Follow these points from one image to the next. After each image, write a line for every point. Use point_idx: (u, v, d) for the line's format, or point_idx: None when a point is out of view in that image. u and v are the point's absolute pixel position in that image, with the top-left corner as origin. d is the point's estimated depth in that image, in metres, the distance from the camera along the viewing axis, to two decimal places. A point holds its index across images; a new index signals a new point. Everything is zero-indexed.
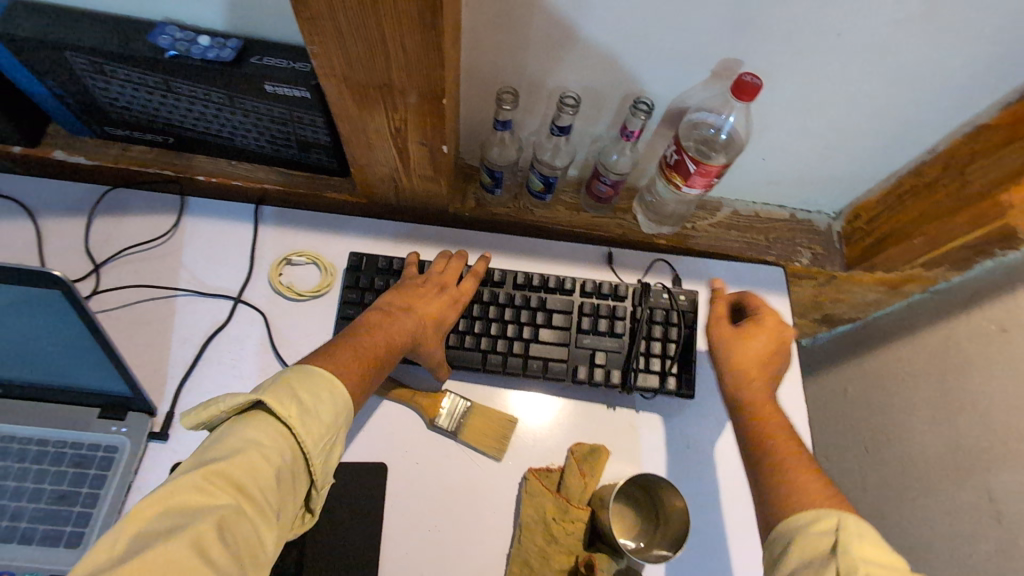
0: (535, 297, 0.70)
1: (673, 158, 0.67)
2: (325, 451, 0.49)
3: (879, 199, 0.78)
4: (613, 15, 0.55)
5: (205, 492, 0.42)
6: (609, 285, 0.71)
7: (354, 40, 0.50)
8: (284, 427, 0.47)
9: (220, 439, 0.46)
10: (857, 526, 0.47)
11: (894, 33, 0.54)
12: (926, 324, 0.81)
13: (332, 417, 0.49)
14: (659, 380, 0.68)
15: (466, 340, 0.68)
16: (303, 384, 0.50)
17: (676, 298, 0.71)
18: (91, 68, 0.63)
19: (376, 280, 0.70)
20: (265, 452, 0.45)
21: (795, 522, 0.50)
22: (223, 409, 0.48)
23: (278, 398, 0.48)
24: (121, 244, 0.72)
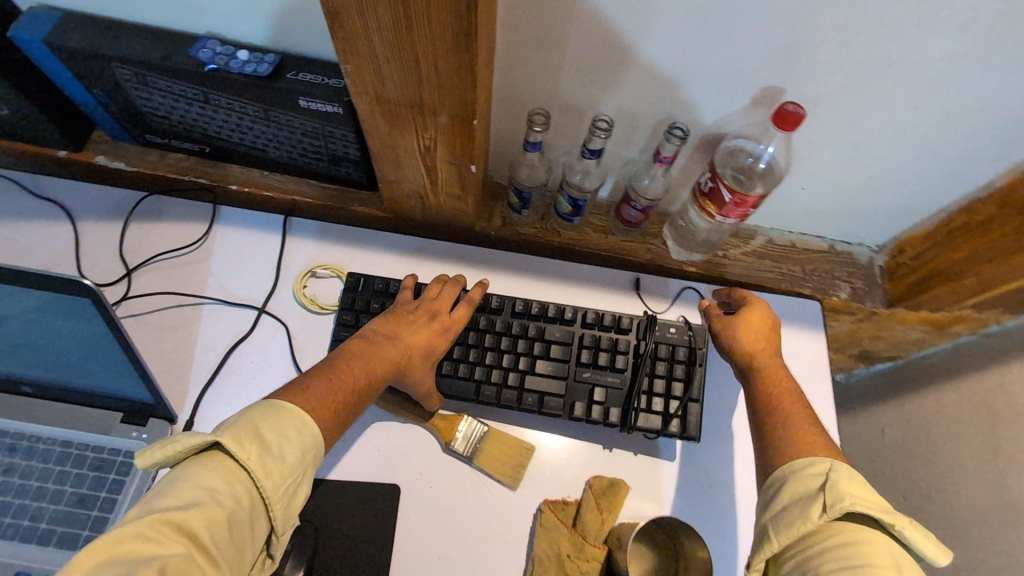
0: (533, 327, 0.69)
1: (707, 185, 0.65)
2: (288, 496, 0.46)
3: (926, 235, 0.73)
4: (653, 39, 0.53)
5: (156, 542, 0.39)
6: (611, 317, 0.69)
7: (386, 59, 0.49)
8: (243, 470, 0.44)
9: (173, 484, 0.42)
10: (847, 469, 0.48)
11: (952, 64, 0.51)
12: (976, 369, 0.76)
13: (299, 458, 0.46)
14: (662, 422, 0.65)
15: (460, 368, 0.67)
16: (267, 422, 0.46)
17: (681, 332, 0.69)
18: (134, 79, 0.64)
19: (371, 303, 0.69)
20: (221, 498, 0.42)
21: (791, 466, 0.50)
22: (177, 449, 0.44)
23: (237, 439, 0.44)
24: (153, 250, 0.74)
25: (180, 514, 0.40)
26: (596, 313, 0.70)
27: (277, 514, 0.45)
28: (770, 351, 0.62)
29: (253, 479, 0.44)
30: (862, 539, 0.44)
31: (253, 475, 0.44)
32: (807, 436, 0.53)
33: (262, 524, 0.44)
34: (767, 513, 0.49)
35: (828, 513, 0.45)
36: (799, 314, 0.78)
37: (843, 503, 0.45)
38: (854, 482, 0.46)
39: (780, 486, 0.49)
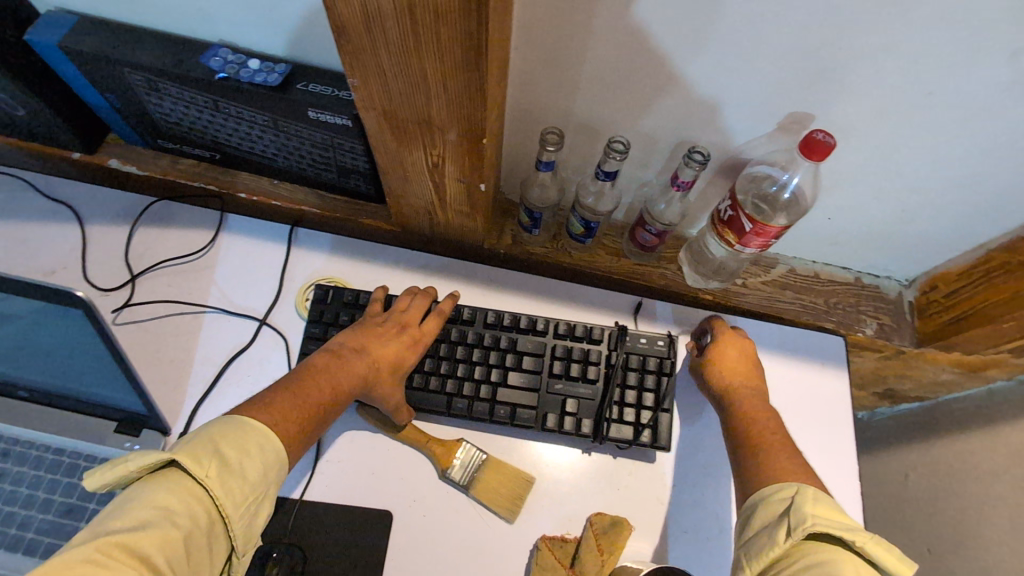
0: (506, 339, 0.66)
1: (727, 213, 0.62)
2: (248, 513, 0.45)
3: (961, 271, 0.69)
4: (675, 61, 0.51)
5: (105, 565, 0.37)
6: (583, 327, 0.67)
7: (393, 75, 0.48)
8: (201, 488, 0.43)
9: (130, 505, 0.41)
10: (814, 491, 0.47)
11: (998, 95, 0.48)
12: (1012, 416, 0.72)
13: (260, 473, 0.46)
14: (633, 432, 0.64)
15: (431, 381, 0.65)
16: (225, 438, 0.46)
17: (653, 343, 0.67)
18: (146, 86, 0.64)
19: (341, 315, 0.68)
20: (179, 517, 0.41)
21: (761, 492, 0.50)
22: (127, 470, 0.43)
23: (194, 456, 0.44)
24: (159, 256, 0.73)
25: (137, 536, 0.39)
26: (568, 323, 0.68)
27: (236, 532, 0.45)
28: (745, 382, 0.63)
29: (212, 496, 0.43)
30: (826, 558, 0.43)
31: (212, 491, 0.43)
32: (776, 456, 0.54)
33: (221, 543, 0.44)
34: (741, 540, 0.49)
35: (791, 536, 0.45)
36: (820, 351, 0.73)
37: (804, 525, 0.45)
38: (819, 504, 0.46)
39: (752, 512, 0.50)
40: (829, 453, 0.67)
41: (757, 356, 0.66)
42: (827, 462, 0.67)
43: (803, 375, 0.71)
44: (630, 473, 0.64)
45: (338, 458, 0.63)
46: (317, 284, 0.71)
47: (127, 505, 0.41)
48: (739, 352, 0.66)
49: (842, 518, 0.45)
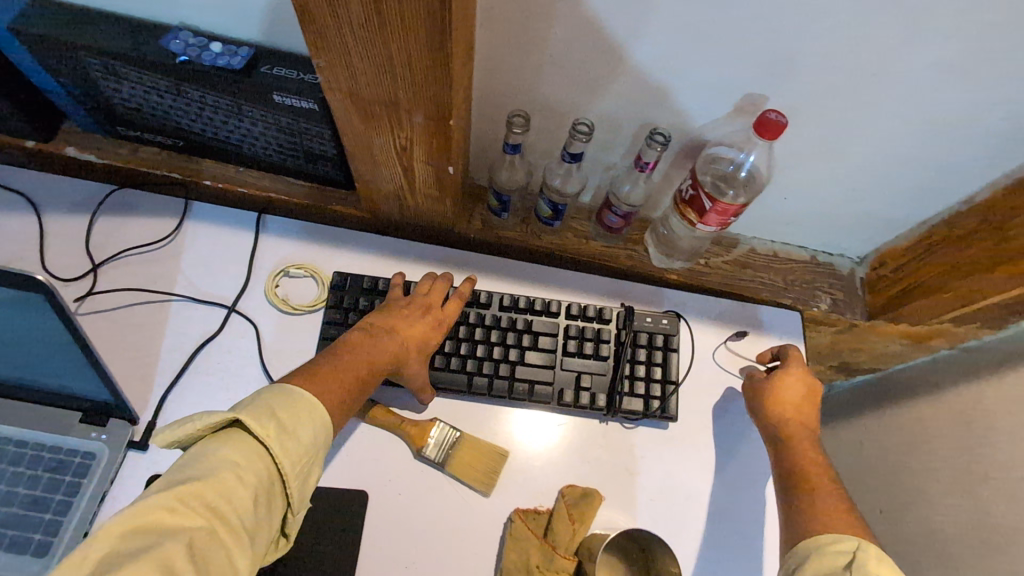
0: (522, 321, 0.68)
1: (688, 193, 0.64)
2: (303, 474, 0.46)
3: (909, 246, 0.73)
4: (635, 44, 0.53)
5: (178, 513, 0.39)
6: (594, 308, 0.70)
7: (359, 57, 0.48)
8: (259, 447, 0.45)
9: (195, 458, 0.43)
10: (877, 550, 0.49)
11: (934, 75, 0.51)
12: (954, 383, 0.77)
13: (312, 439, 0.47)
14: (643, 404, 0.67)
15: (452, 362, 0.66)
16: (281, 404, 0.47)
17: (658, 321, 0.70)
18: (103, 70, 0.62)
19: (359, 300, 0.68)
20: (242, 473, 0.43)
21: (818, 539, 0.52)
22: (195, 428, 0.45)
23: (255, 416, 0.45)
24: (121, 245, 0.72)
25: (205, 486, 0.41)
26: (580, 305, 0.70)
27: (292, 492, 0.46)
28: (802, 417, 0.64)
29: (270, 454, 0.45)
30: None
31: (270, 451, 0.44)
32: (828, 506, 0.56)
33: (278, 502, 0.45)
34: None
35: None
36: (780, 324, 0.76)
37: None
38: (884, 565, 0.48)
39: (806, 557, 0.52)
40: None
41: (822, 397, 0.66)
42: None
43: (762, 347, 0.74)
44: (601, 447, 0.66)
45: None
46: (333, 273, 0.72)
47: (194, 459, 0.43)
48: (806, 388, 0.66)
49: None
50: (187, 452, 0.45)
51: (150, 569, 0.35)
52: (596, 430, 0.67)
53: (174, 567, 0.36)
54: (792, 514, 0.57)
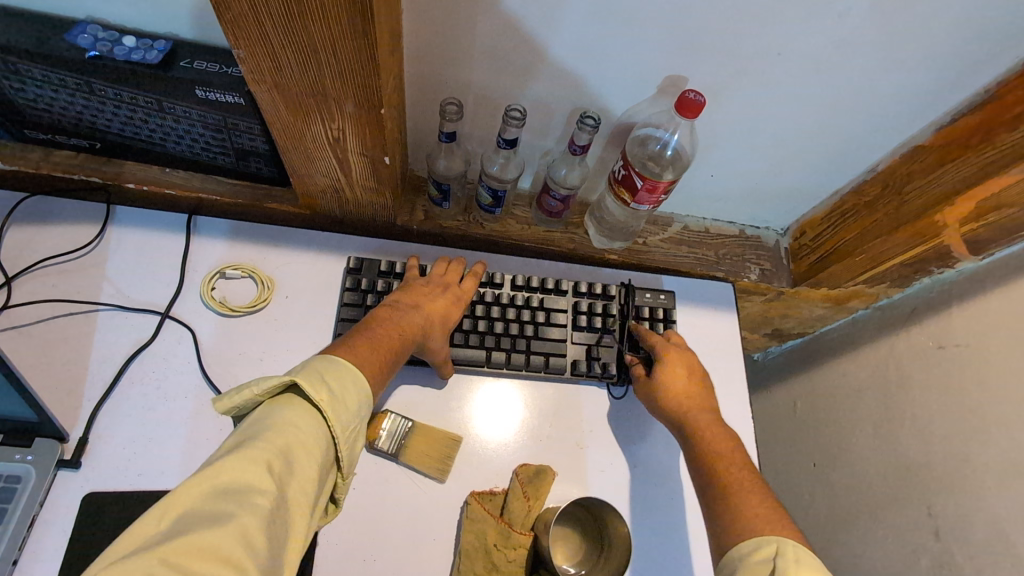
0: (535, 298, 0.71)
1: (620, 173, 0.66)
2: (352, 439, 0.48)
3: (824, 215, 0.79)
4: (559, 29, 0.55)
5: (249, 476, 0.40)
6: (600, 285, 0.73)
7: (282, 47, 0.47)
8: (315, 411, 0.46)
9: (258, 420, 0.45)
10: (793, 551, 0.48)
11: (832, 53, 0.55)
12: (871, 339, 0.84)
13: (360, 406, 0.49)
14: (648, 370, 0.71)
15: (471, 338, 0.68)
16: (331, 370, 0.49)
17: (657, 296, 0.75)
18: (3, 68, 0.58)
19: (377, 282, 0.69)
20: (305, 437, 0.44)
21: (739, 549, 0.50)
22: (253, 393, 0.47)
23: (309, 380, 0.47)
24: (37, 255, 0.67)
25: (274, 452, 0.42)
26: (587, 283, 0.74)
27: (343, 458, 0.47)
28: (694, 399, 0.65)
29: (325, 419, 0.46)
30: None
31: (325, 416, 0.46)
32: (747, 498, 0.55)
33: (330, 470, 0.46)
34: None
35: None
36: (712, 296, 0.80)
37: None
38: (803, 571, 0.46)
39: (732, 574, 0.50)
40: (723, 385, 0.75)
41: (702, 369, 0.69)
42: (724, 397, 0.74)
43: (699, 319, 0.79)
44: (553, 424, 0.68)
45: None
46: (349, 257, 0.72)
47: (258, 422, 0.44)
48: (688, 368, 0.68)
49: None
50: (247, 417, 0.47)
51: (229, 538, 0.36)
52: (547, 408, 0.69)
53: (251, 537, 0.37)
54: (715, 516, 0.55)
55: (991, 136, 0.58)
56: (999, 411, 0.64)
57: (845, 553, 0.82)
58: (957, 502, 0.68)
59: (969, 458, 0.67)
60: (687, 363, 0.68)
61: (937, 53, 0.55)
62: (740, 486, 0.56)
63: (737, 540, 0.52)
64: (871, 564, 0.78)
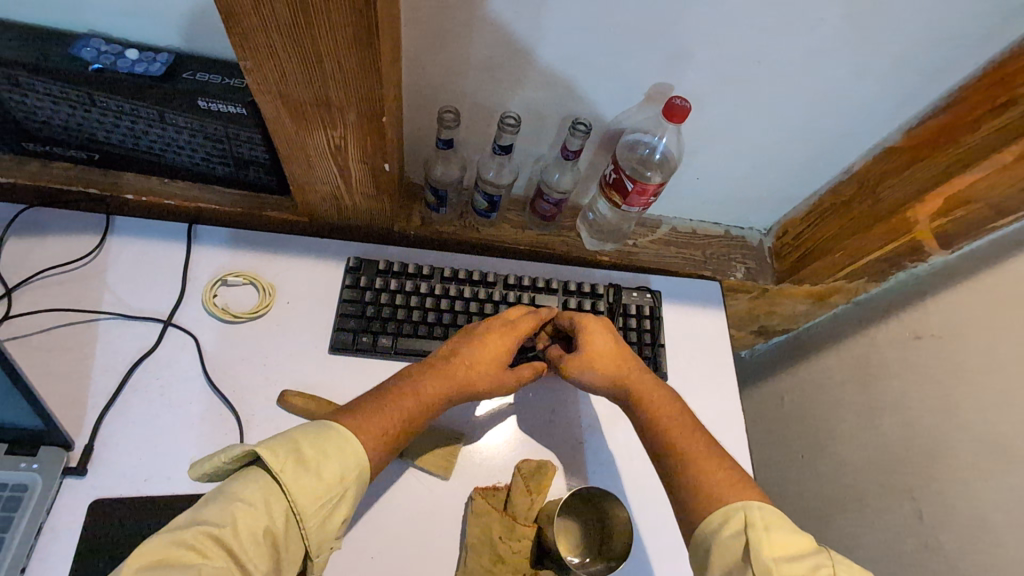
0: (527, 296, 0.74)
1: (611, 177, 0.69)
2: (321, 512, 0.48)
3: (804, 215, 0.83)
4: (551, 39, 0.58)
5: (196, 551, 0.41)
6: (589, 284, 0.76)
7: (288, 58, 0.49)
8: (278, 483, 0.47)
9: (220, 490, 0.46)
10: (760, 518, 0.50)
11: (809, 61, 0.59)
12: (852, 333, 0.87)
13: (339, 476, 0.49)
14: None
15: None
16: (307, 438, 0.49)
17: (642, 295, 0.78)
18: (5, 82, 0.59)
19: (376, 280, 0.71)
20: (261, 510, 0.45)
21: (709, 524, 0.51)
22: (223, 462, 0.48)
23: (274, 449, 0.48)
24: (37, 267, 0.67)
25: (222, 527, 0.43)
26: (576, 282, 0.76)
27: (309, 531, 0.47)
28: (620, 363, 0.64)
29: (286, 492, 0.46)
30: None
31: (286, 490, 0.46)
32: (701, 458, 0.56)
33: (295, 541, 0.47)
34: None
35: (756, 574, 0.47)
36: (701, 294, 0.83)
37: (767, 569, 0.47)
38: (773, 540, 0.49)
39: (707, 552, 0.51)
40: (713, 380, 0.78)
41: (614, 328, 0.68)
42: (714, 390, 0.77)
43: (689, 316, 0.81)
44: (552, 420, 0.70)
45: None
46: (348, 258, 0.74)
47: (217, 491, 0.46)
48: (608, 334, 0.66)
49: (793, 549, 0.48)
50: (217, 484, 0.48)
51: None
52: (546, 405, 0.71)
53: None
54: (672, 485, 0.56)
55: (951, 137, 0.62)
56: (975, 397, 0.68)
57: (836, 539, 0.85)
58: (939, 483, 0.71)
59: (948, 442, 0.71)
60: (605, 329, 0.66)
61: (903, 59, 0.59)
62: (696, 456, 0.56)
63: (705, 514, 0.52)
64: (862, 549, 0.81)
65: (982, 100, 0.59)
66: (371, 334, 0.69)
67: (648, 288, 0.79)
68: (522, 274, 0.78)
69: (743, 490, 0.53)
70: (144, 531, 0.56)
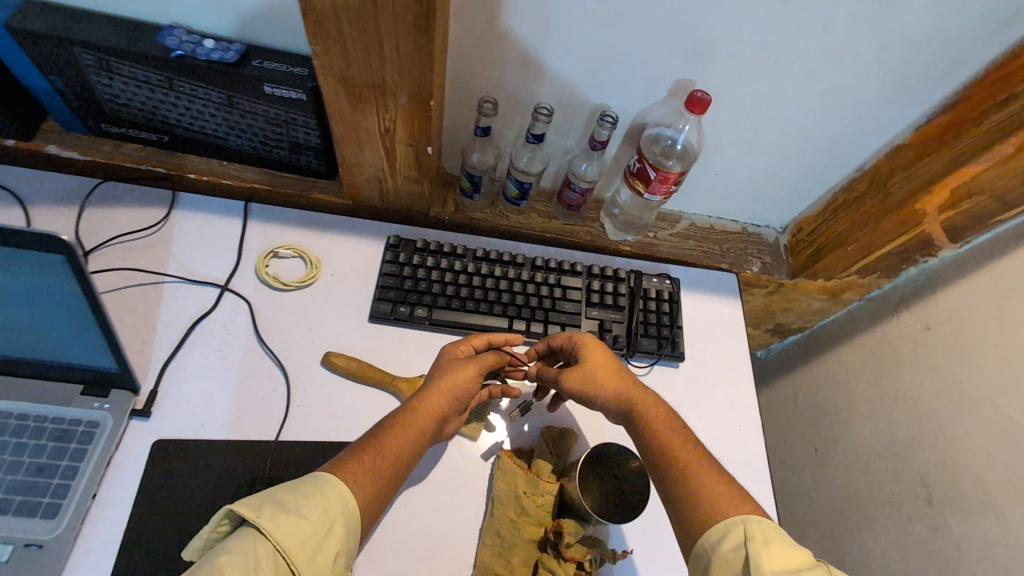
0: (553, 276, 0.79)
1: (635, 166, 0.74)
2: (313, 550, 0.47)
3: (818, 213, 0.87)
4: (585, 36, 0.63)
5: None
6: (611, 268, 0.81)
7: (353, 43, 0.56)
8: (259, 530, 0.47)
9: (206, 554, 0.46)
10: (759, 532, 0.49)
11: (823, 60, 0.64)
12: (865, 328, 0.90)
13: (321, 512, 0.49)
14: (657, 345, 0.78)
15: (494, 307, 0.75)
16: (277, 489, 0.50)
17: (662, 281, 0.82)
18: (96, 65, 0.67)
19: (414, 257, 0.76)
20: (246, 556, 0.45)
21: (708, 539, 0.50)
22: (206, 533, 0.48)
23: (246, 502, 0.48)
24: (110, 234, 0.74)
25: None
26: (599, 266, 0.81)
27: (303, 567, 0.46)
28: (616, 380, 0.63)
29: (267, 534, 0.46)
30: None
31: (266, 531, 0.46)
32: (703, 478, 0.54)
33: None
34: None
35: None
36: (718, 284, 0.87)
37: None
38: (773, 551, 0.48)
39: (707, 567, 0.50)
40: (729, 364, 0.81)
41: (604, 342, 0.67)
42: (730, 374, 0.81)
43: (706, 304, 0.85)
44: None
45: (309, 401, 0.68)
46: (388, 237, 0.80)
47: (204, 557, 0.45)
48: (603, 351, 0.65)
49: (793, 561, 0.48)
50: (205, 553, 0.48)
51: None
52: None
53: None
54: (672, 505, 0.55)
55: (960, 132, 0.66)
56: (983, 383, 0.71)
57: (850, 528, 0.87)
58: (954, 468, 0.73)
59: (959, 427, 0.73)
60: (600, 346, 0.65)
61: (912, 60, 0.63)
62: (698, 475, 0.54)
63: (701, 530, 0.51)
64: (875, 534, 0.83)
65: (987, 96, 0.63)
66: (408, 305, 0.74)
67: (667, 275, 0.84)
68: (548, 257, 0.83)
69: (736, 502, 0.52)
70: (202, 469, 0.61)
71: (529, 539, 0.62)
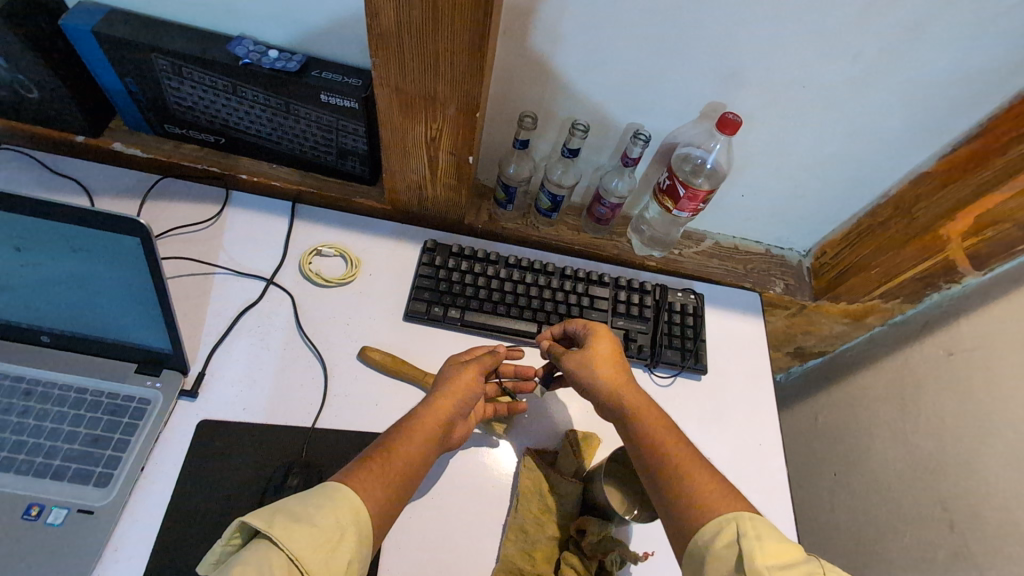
0: (581, 286, 0.81)
1: (666, 183, 0.77)
2: (325, 559, 0.47)
3: (841, 237, 0.89)
4: (624, 58, 0.67)
5: None
6: (637, 281, 0.83)
7: (410, 55, 0.60)
8: (271, 540, 0.47)
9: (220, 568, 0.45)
10: (751, 529, 0.50)
11: (852, 88, 0.67)
12: (887, 353, 0.91)
13: (333, 520, 0.49)
14: (681, 357, 0.80)
15: (524, 312, 0.78)
16: (289, 501, 0.50)
17: (686, 295, 0.84)
18: (169, 69, 0.72)
19: (449, 260, 0.80)
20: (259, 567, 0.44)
21: (702, 536, 0.51)
22: (219, 548, 0.48)
23: (258, 514, 0.48)
24: (167, 226, 0.79)
25: None
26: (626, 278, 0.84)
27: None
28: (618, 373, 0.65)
29: (280, 545, 0.46)
30: None
31: (279, 542, 0.46)
32: (696, 477, 0.56)
33: None
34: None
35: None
36: (741, 302, 0.89)
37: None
38: (764, 546, 0.49)
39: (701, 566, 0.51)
40: (750, 380, 0.83)
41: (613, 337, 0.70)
42: (752, 389, 0.82)
43: (729, 320, 0.87)
44: None
45: (344, 392, 0.70)
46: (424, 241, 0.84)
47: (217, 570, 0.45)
48: (613, 345, 0.67)
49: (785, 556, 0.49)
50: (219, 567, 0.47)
51: None
52: None
53: None
54: (661, 501, 0.56)
55: (985, 161, 0.68)
56: (1006, 409, 0.71)
57: (870, 553, 0.87)
58: (977, 494, 0.73)
59: (982, 454, 0.74)
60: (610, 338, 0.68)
61: (938, 91, 0.66)
62: (691, 474, 0.56)
63: (694, 525, 0.52)
64: (895, 559, 0.82)
65: (1010, 128, 0.65)
66: (442, 306, 0.77)
67: (692, 289, 0.86)
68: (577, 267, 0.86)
69: (728, 501, 0.54)
70: (241, 450, 0.64)
71: (551, 535, 0.64)
